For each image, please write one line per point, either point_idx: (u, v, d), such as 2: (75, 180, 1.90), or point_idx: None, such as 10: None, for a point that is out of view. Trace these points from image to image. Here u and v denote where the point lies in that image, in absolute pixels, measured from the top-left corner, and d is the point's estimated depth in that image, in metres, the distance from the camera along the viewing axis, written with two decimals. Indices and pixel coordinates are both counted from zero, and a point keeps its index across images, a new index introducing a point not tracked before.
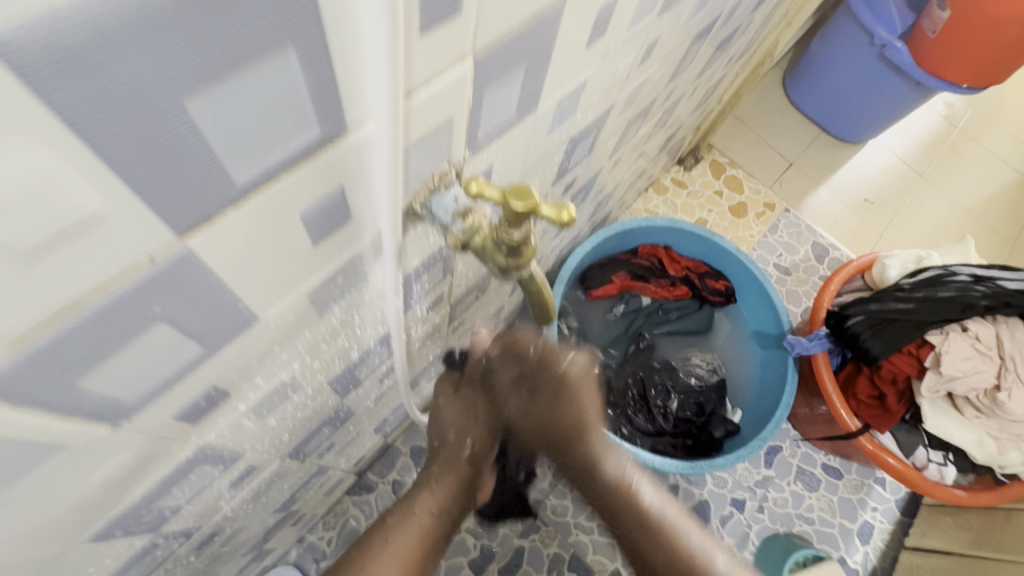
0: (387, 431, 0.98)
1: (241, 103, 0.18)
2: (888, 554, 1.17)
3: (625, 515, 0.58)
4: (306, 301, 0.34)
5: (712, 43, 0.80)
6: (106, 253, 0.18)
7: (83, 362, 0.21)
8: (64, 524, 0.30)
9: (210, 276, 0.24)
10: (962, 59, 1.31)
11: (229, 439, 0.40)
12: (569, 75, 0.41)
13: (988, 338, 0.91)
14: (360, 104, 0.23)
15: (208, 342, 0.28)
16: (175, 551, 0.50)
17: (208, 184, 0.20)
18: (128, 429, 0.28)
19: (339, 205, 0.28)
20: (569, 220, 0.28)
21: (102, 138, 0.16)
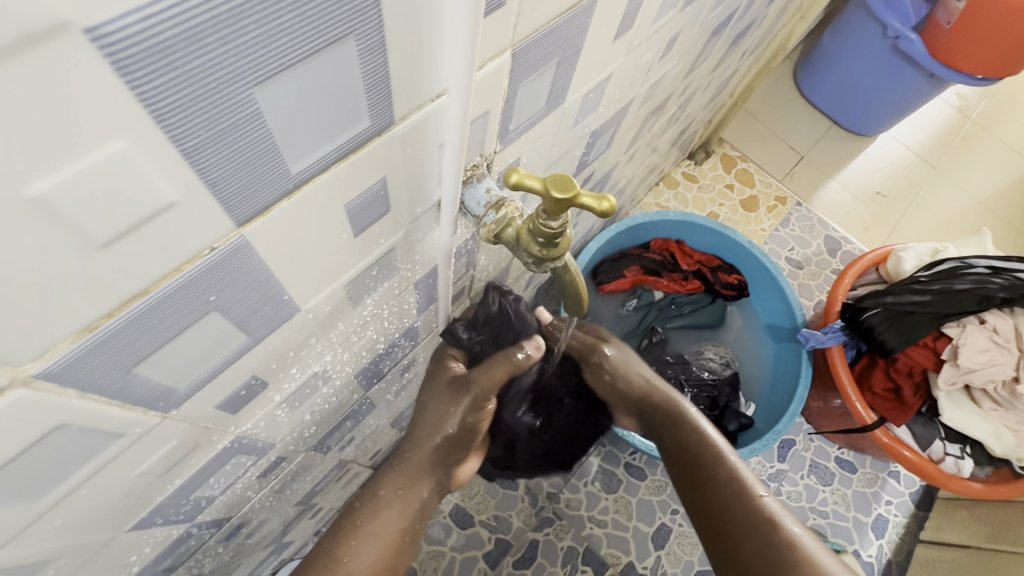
0: (403, 426, 0.99)
1: (304, 93, 0.19)
2: (903, 548, 1.17)
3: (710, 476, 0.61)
4: (342, 293, 0.34)
5: (728, 37, 0.80)
6: (172, 243, 0.19)
7: (144, 351, 0.22)
8: (114, 511, 0.31)
9: (260, 267, 0.24)
10: (980, 50, 1.29)
11: (263, 430, 0.41)
12: (596, 68, 0.42)
13: (1006, 331, 0.91)
14: (408, 98, 0.24)
15: (253, 332, 0.28)
16: (206, 541, 0.50)
17: (268, 174, 0.20)
18: (177, 418, 0.29)
19: (381, 197, 0.29)
20: (609, 209, 0.28)
21: (183, 129, 0.16)
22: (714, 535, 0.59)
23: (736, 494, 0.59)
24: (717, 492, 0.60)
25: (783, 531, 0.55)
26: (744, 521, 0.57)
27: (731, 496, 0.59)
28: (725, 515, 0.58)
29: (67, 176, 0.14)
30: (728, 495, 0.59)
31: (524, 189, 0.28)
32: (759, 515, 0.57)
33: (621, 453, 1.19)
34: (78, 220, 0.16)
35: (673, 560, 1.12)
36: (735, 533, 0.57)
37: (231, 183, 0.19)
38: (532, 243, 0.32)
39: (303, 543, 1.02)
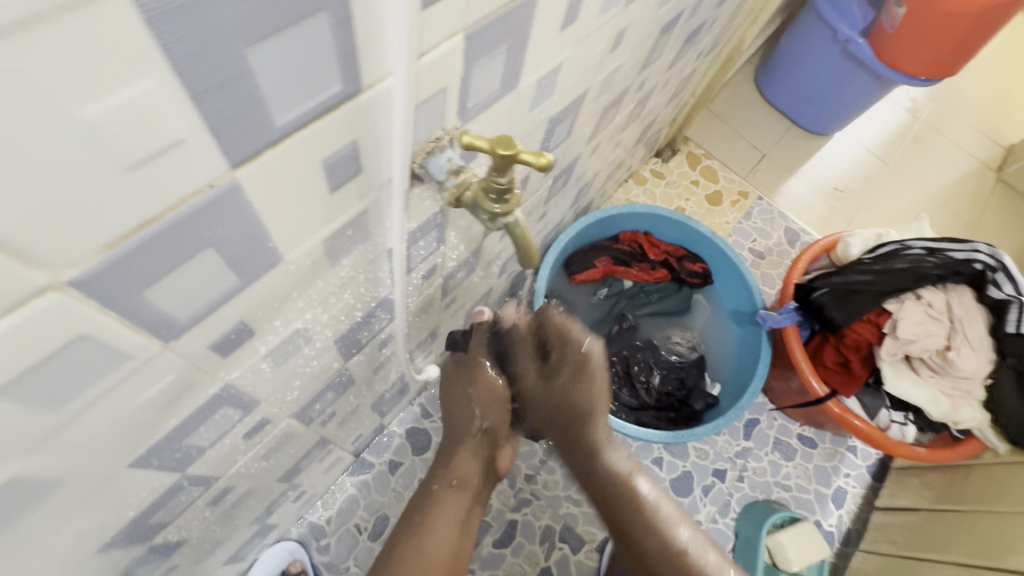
0: (384, 410, 1.02)
1: (287, 55, 0.24)
2: (861, 516, 1.24)
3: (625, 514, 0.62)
4: (321, 248, 0.39)
5: (680, 36, 0.86)
6: (180, 176, 0.23)
7: (154, 274, 0.26)
8: (118, 441, 0.35)
9: (250, 209, 0.29)
10: (918, 53, 1.41)
11: (249, 381, 0.45)
12: (546, 56, 0.47)
13: (939, 305, 1.00)
14: (374, 68, 0.29)
15: (242, 275, 0.33)
16: (196, 499, 0.54)
17: (256, 123, 0.25)
18: (174, 350, 0.33)
19: (352, 157, 0.33)
20: (546, 164, 0.33)
21: (194, 77, 0.21)
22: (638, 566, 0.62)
23: (651, 531, 0.60)
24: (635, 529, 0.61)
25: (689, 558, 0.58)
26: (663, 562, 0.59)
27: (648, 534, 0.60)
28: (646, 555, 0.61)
29: (103, 105, 0.19)
30: (644, 527, 0.61)
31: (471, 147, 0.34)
32: (675, 548, 0.59)
33: None
34: (111, 143, 0.20)
35: None
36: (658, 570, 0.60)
37: (228, 128, 0.24)
38: (485, 199, 0.37)
39: (287, 528, 1.04)
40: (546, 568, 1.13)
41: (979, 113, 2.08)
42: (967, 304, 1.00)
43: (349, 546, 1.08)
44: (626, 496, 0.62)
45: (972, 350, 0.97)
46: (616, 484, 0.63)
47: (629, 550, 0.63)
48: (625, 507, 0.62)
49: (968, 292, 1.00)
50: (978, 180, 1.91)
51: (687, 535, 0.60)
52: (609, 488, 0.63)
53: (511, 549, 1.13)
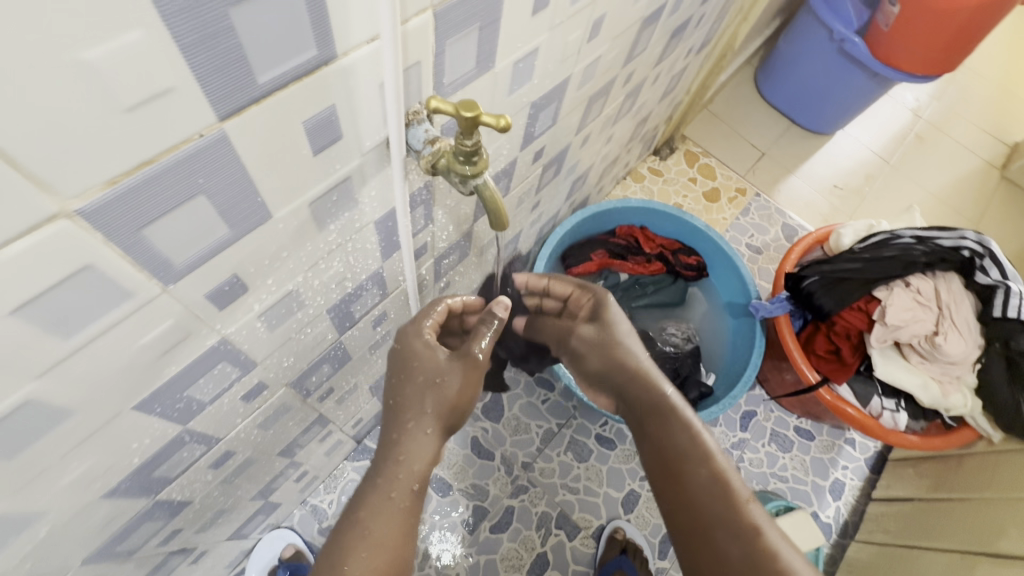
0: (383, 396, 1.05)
1: (265, 18, 0.27)
2: (858, 508, 1.23)
3: (693, 478, 0.59)
4: (308, 210, 0.42)
5: (666, 29, 0.89)
6: (172, 122, 0.27)
7: (151, 214, 0.30)
8: (122, 379, 0.39)
9: (237, 160, 0.32)
10: (912, 50, 1.39)
11: (245, 340, 0.49)
12: (520, 40, 0.51)
13: (927, 292, 1.02)
14: (348, 36, 0.33)
15: (233, 227, 0.36)
16: (198, 458, 0.58)
17: (240, 81, 0.29)
18: (172, 294, 0.36)
19: (333, 122, 0.37)
20: (506, 125, 0.37)
21: (181, 30, 0.25)
22: (694, 534, 0.58)
23: (721, 498, 0.57)
24: (700, 494, 0.58)
25: (764, 537, 0.55)
26: (728, 533, 0.56)
27: (718, 501, 0.57)
28: (712, 528, 0.57)
29: (103, 49, 0.23)
30: (713, 495, 0.58)
31: (441, 112, 0.40)
32: (745, 523, 0.55)
33: (592, 425, 1.26)
34: (111, 84, 0.24)
35: (641, 523, 1.19)
36: (720, 539, 0.56)
37: (214, 81, 0.27)
38: (456, 162, 0.41)
39: (291, 509, 1.08)
40: (542, 554, 1.15)
41: (984, 111, 2.07)
42: (955, 290, 1.02)
43: None
44: (700, 461, 0.59)
45: (959, 336, 0.99)
46: (691, 449, 0.60)
47: (687, 518, 0.58)
48: (695, 472, 0.59)
49: (957, 278, 1.03)
50: (983, 177, 1.90)
51: (758, 512, 0.56)
52: (678, 449, 0.61)
53: (507, 535, 1.15)
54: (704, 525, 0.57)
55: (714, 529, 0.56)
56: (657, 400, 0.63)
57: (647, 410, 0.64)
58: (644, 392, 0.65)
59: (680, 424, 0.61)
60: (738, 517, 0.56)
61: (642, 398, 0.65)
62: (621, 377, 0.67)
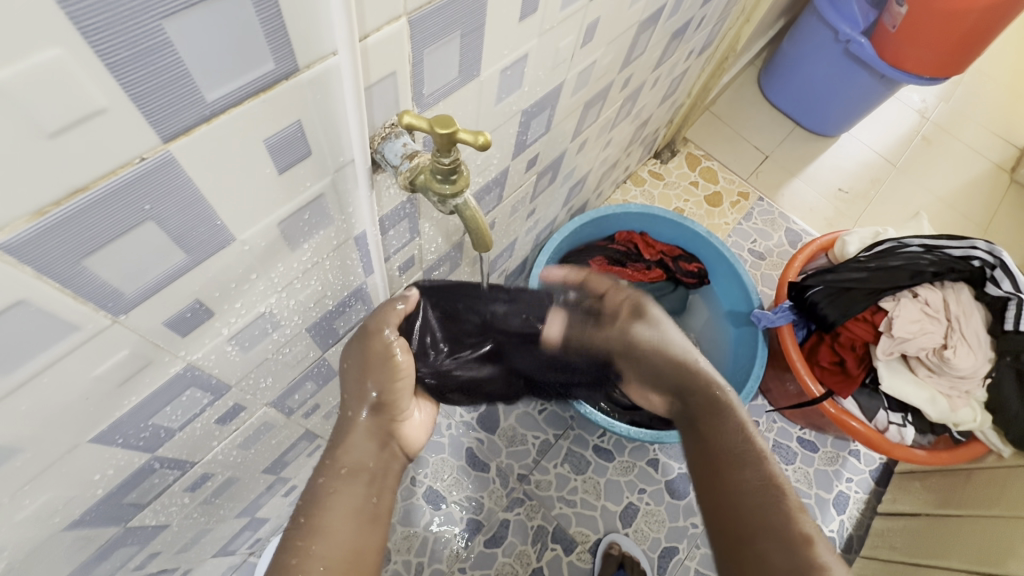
0: None
1: (209, 29, 0.25)
2: (863, 522, 1.19)
3: (742, 475, 0.56)
4: (276, 231, 0.39)
5: (665, 31, 0.86)
6: (109, 145, 0.25)
7: (90, 244, 0.28)
8: (76, 414, 0.36)
9: (188, 183, 0.30)
10: (924, 52, 1.34)
11: (215, 364, 0.46)
12: (507, 46, 0.48)
13: (935, 303, 0.99)
14: (308, 49, 0.30)
15: (191, 252, 0.34)
16: (171, 483, 0.56)
17: (186, 99, 0.26)
18: (124, 325, 0.34)
19: (299, 139, 0.34)
20: (484, 143, 0.35)
21: (107, 45, 0.22)
22: (735, 532, 0.53)
23: (770, 500, 0.53)
24: (748, 493, 0.54)
25: (813, 547, 0.50)
26: (774, 536, 0.51)
27: (764, 502, 0.53)
28: (758, 530, 0.52)
29: (14, 70, 0.20)
30: (761, 493, 0.54)
31: (414, 128, 0.37)
32: (792, 529, 0.51)
33: (590, 436, 1.24)
34: (29, 107, 0.21)
35: (640, 537, 1.16)
36: (765, 543, 0.51)
37: (153, 99, 0.25)
38: (433, 180, 0.39)
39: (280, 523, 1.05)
40: (537, 569, 1.12)
41: (993, 113, 2.03)
42: (964, 301, 0.99)
43: None
44: (751, 459, 0.56)
45: (968, 349, 0.96)
46: (742, 447, 0.57)
47: (728, 515, 0.55)
48: (744, 469, 0.56)
49: (965, 289, 1.00)
50: (992, 181, 1.86)
51: (807, 522, 0.52)
52: (727, 443, 0.58)
53: (502, 549, 1.12)
54: (749, 525, 0.53)
55: (760, 531, 0.52)
56: (713, 395, 0.62)
57: (698, 407, 0.62)
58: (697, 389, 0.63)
59: (732, 423, 0.60)
60: (788, 522, 0.52)
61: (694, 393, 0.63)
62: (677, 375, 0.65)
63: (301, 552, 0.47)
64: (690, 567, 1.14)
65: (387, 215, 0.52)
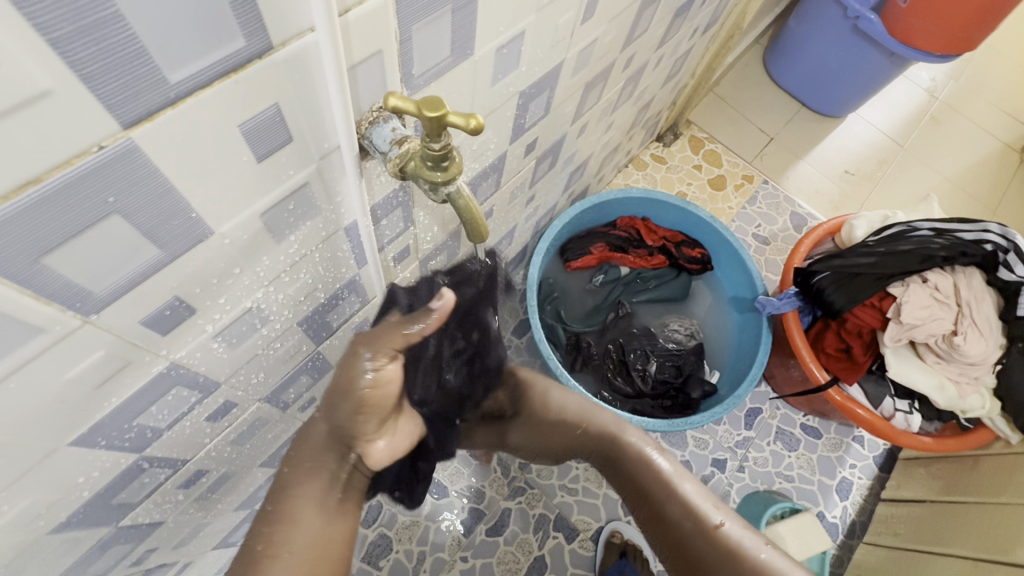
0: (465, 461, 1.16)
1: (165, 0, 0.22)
2: (865, 508, 1.19)
3: (668, 511, 0.87)
4: (259, 222, 0.37)
5: (668, 8, 0.82)
6: (62, 133, 0.23)
7: (48, 242, 0.26)
8: (51, 418, 0.34)
9: (155, 174, 0.28)
10: (935, 28, 1.29)
11: (201, 361, 0.44)
12: (502, 23, 0.45)
13: (946, 288, 0.97)
14: (282, 23, 0.27)
15: (165, 246, 0.32)
16: (163, 482, 0.55)
17: (145, 81, 0.24)
18: (97, 325, 0.32)
19: (278, 124, 0.32)
20: (477, 127, 0.33)
21: (49, 22, 0.20)
22: (670, 535, 0.88)
23: (690, 522, 0.84)
24: (670, 515, 0.87)
25: (750, 556, 0.77)
26: (708, 550, 0.81)
27: (694, 531, 0.84)
28: (694, 541, 0.84)
29: None
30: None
31: (400, 111, 0.35)
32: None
33: None
34: None
35: None
36: (706, 562, 0.81)
37: (107, 82, 0.23)
38: (424, 167, 0.37)
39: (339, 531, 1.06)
40: (539, 557, 1.12)
41: (1003, 91, 1.98)
42: (975, 287, 0.97)
43: None
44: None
45: (979, 336, 0.94)
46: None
47: (666, 528, 0.89)
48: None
49: (977, 273, 0.98)
50: (1001, 161, 1.82)
51: (725, 531, 0.81)
52: (648, 491, 0.89)
53: (503, 537, 1.12)
54: (680, 532, 0.86)
55: (689, 542, 0.84)
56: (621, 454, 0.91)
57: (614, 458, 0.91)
58: (613, 444, 0.92)
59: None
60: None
61: (609, 450, 0.92)
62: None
63: (267, 539, 0.58)
64: None
65: (383, 199, 0.49)
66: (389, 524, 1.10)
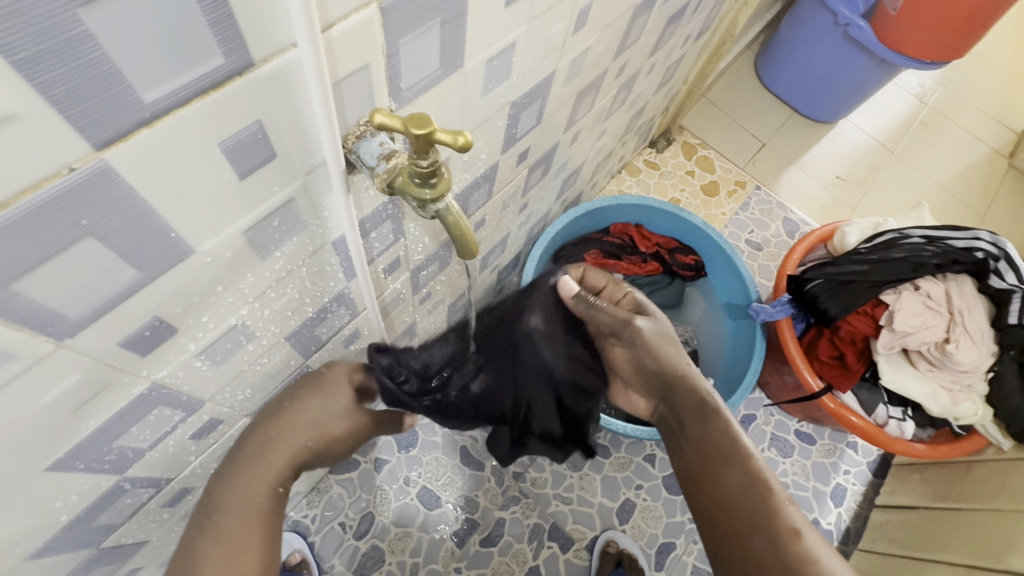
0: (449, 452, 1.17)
1: (140, 19, 0.21)
2: (860, 514, 1.18)
3: (729, 473, 0.63)
4: (243, 240, 0.36)
5: (661, 16, 0.82)
6: (28, 158, 0.22)
7: (19, 266, 0.25)
8: (25, 444, 0.33)
9: (132, 196, 0.27)
10: (926, 35, 1.29)
11: (184, 380, 0.43)
12: (492, 35, 0.44)
13: (938, 296, 0.97)
14: (265, 39, 0.26)
15: (144, 268, 0.31)
16: (147, 501, 0.53)
17: (120, 102, 0.23)
18: (72, 349, 0.31)
19: (261, 141, 0.31)
20: (465, 144, 0.33)
21: (12, 41, 0.19)
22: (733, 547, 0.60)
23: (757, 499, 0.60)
24: (733, 494, 0.62)
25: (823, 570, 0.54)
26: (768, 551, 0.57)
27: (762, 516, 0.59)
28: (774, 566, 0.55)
29: None
30: (743, 488, 0.61)
31: (386, 127, 0.34)
32: (773, 515, 0.59)
33: None
34: None
35: (637, 533, 1.15)
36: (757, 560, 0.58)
37: (76, 102, 0.22)
38: (411, 184, 0.36)
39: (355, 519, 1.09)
40: (534, 568, 1.10)
41: (992, 97, 1.99)
42: (967, 294, 0.97)
43: (333, 546, 1.07)
44: (734, 462, 0.63)
45: (971, 343, 0.94)
46: (726, 446, 0.65)
47: (729, 522, 0.61)
48: (734, 472, 0.63)
49: (968, 281, 0.98)
50: (991, 166, 1.83)
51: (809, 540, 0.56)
52: (722, 463, 0.64)
53: (497, 548, 1.11)
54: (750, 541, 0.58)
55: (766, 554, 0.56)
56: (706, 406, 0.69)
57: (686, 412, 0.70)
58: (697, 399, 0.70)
59: (720, 430, 0.66)
60: (773, 524, 0.58)
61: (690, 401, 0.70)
62: (679, 391, 0.71)
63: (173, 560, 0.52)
64: (688, 563, 1.13)
65: (370, 214, 0.48)
66: (381, 535, 1.09)
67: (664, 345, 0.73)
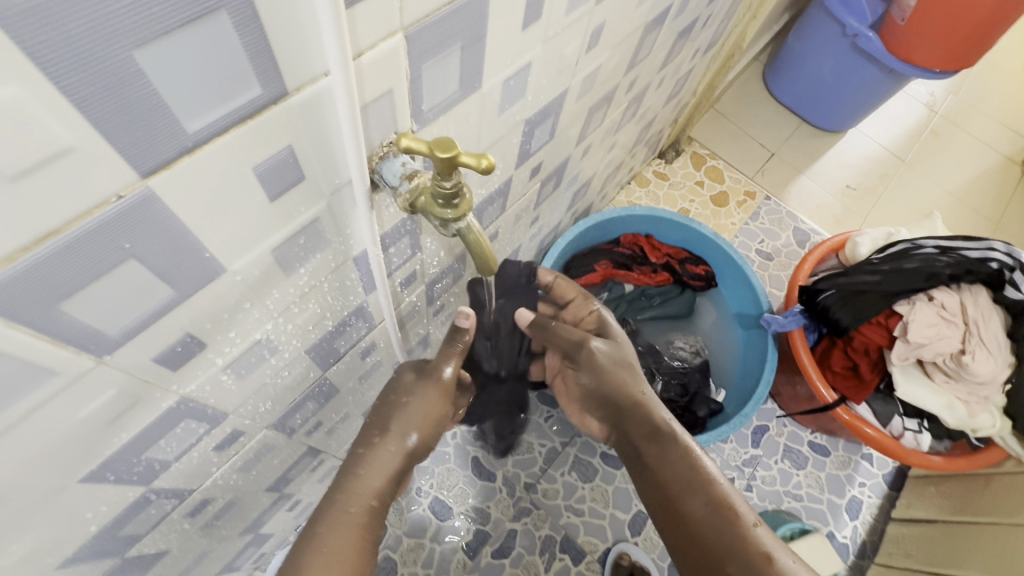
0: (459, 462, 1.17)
1: (186, 57, 0.23)
2: (876, 528, 1.17)
3: (693, 503, 0.62)
4: (271, 258, 0.38)
5: (671, 31, 0.83)
6: (80, 187, 0.23)
7: (67, 288, 0.26)
8: (63, 456, 0.34)
9: (172, 220, 0.28)
10: (935, 45, 1.29)
11: (210, 393, 0.44)
12: (508, 57, 0.46)
13: (953, 306, 0.96)
14: (298, 70, 0.28)
15: (179, 287, 0.32)
16: (170, 512, 0.54)
17: (164, 133, 0.24)
18: (109, 365, 0.32)
19: (291, 165, 0.32)
20: (488, 166, 0.34)
21: (71, 80, 0.20)
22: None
23: (725, 523, 0.59)
24: (700, 523, 0.60)
25: None
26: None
27: (733, 543, 0.58)
28: None
29: None
30: (709, 515, 0.60)
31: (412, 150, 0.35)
32: (745, 541, 0.58)
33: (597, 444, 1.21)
34: None
35: (649, 545, 1.14)
36: None
37: (124, 133, 0.23)
38: (434, 204, 0.37)
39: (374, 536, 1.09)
40: None
41: (1004, 105, 1.98)
42: (982, 304, 0.96)
43: None
44: (699, 490, 0.62)
45: (988, 354, 0.94)
46: (684, 474, 0.63)
47: (699, 551, 0.60)
48: (698, 501, 0.61)
49: (983, 291, 0.97)
50: (1003, 174, 1.82)
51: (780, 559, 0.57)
52: (684, 492, 0.62)
53: (510, 560, 1.10)
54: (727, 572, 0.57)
55: None
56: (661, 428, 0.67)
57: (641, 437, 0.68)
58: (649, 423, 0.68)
59: (678, 455, 0.65)
60: (747, 547, 0.58)
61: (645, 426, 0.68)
62: (629, 416, 0.70)
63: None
64: None
65: (389, 231, 0.49)
66: (394, 546, 1.09)
67: (622, 370, 0.71)
